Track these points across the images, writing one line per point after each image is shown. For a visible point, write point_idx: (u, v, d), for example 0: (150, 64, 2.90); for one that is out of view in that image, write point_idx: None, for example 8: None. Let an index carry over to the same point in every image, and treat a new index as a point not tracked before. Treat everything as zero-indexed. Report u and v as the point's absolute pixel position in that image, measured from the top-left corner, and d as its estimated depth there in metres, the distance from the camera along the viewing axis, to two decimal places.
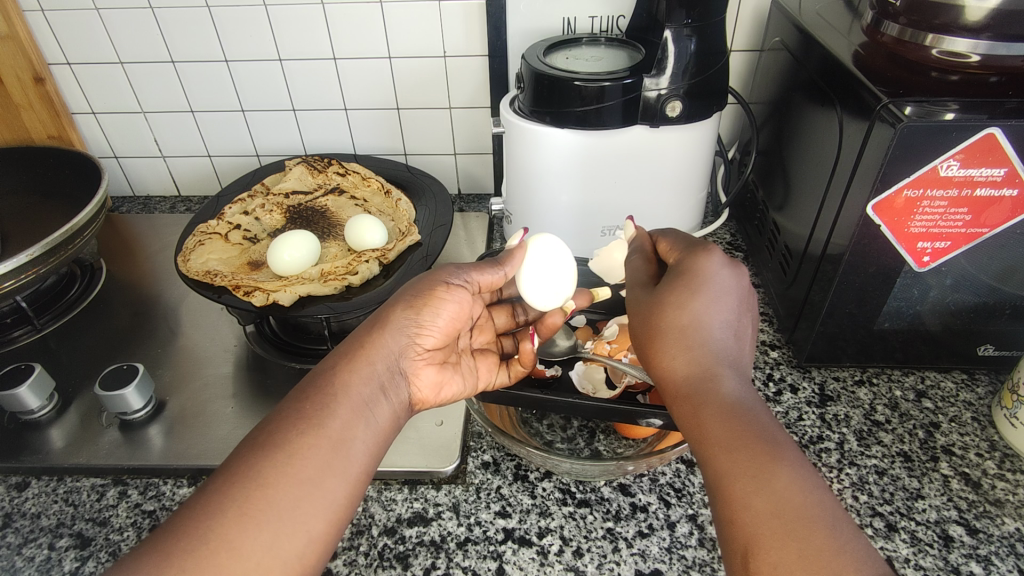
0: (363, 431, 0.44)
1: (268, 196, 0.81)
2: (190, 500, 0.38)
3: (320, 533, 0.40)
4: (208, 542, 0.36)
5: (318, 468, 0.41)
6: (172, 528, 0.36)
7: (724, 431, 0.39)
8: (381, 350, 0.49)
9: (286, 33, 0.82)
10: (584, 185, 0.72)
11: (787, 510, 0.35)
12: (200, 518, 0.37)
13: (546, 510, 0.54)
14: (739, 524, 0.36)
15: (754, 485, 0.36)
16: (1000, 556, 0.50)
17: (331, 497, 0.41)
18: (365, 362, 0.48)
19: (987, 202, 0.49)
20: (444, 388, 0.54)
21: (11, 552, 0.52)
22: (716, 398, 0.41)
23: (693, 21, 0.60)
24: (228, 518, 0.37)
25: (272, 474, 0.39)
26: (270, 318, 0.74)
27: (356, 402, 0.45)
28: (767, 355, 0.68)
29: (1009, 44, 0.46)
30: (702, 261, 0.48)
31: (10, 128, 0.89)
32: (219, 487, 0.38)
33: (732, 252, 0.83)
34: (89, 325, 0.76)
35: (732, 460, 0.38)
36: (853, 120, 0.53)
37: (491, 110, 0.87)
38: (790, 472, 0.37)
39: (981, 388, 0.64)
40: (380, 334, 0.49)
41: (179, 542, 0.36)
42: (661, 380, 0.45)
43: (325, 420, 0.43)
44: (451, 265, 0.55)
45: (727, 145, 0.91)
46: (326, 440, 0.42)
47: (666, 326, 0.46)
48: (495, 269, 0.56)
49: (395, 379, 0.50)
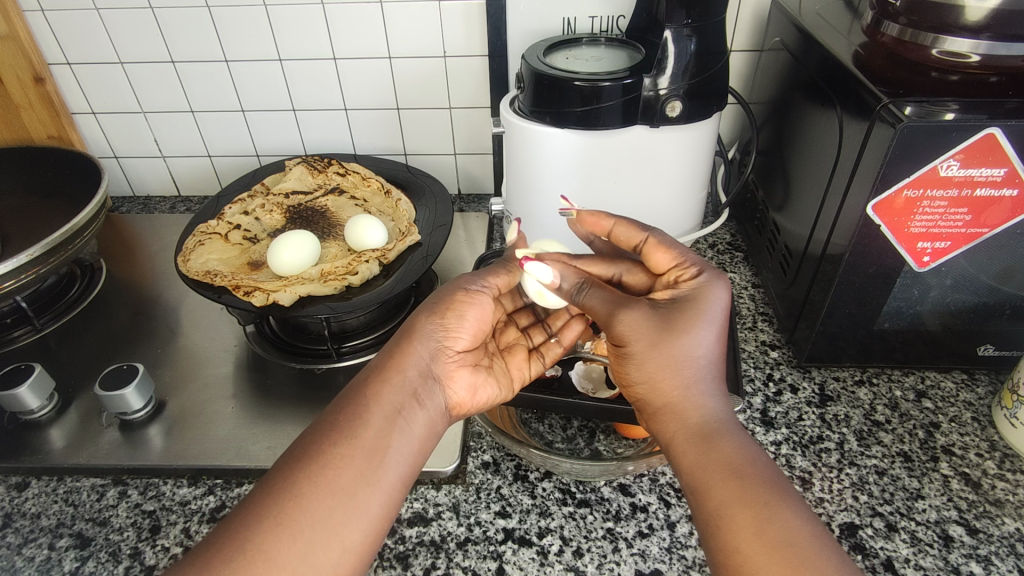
0: (397, 440, 0.44)
1: (268, 196, 0.81)
2: (231, 513, 0.39)
3: (357, 542, 0.40)
4: (244, 552, 0.37)
5: (353, 478, 0.41)
6: (213, 535, 0.37)
7: (727, 461, 0.40)
8: (411, 357, 0.49)
9: (286, 32, 0.82)
10: (584, 185, 0.72)
11: (792, 538, 0.36)
12: (237, 528, 0.38)
13: (546, 510, 0.54)
14: (740, 551, 0.37)
15: (758, 512, 0.37)
16: (1000, 556, 0.50)
17: (367, 508, 0.41)
18: (397, 371, 0.48)
19: (987, 202, 0.49)
20: (480, 390, 0.53)
21: (11, 552, 0.52)
22: (720, 432, 0.42)
23: (693, 21, 0.60)
24: (263, 530, 0.38)
25: (307, 485, 0.40)
26: (270, 318, 0.74)
27: (388, 411, 0.45)
28: (767, 355, 0.68)
29: (1009, 44, 0.46)
30: (708, 289, 0.46)
31: (10, 128, 0.89)
32: (257, 497, 0.39)
33: (732, 252, 0.83)
34: (89, 325, 0.76)
35: (735, 488, 0.39)
36: (853, 119, 0.53)
37: (491, 110, 0.87)
38: (790, 503, 0.38)
39: (981, 388, 0.64)
40: (408, 343, 0.49)
41: (217, 553, 0.36)
42: (656, 410, 0.45)
43: (359, 430, 0.43)
44: (467, 273, 0.55)
45: (727, 145, 0.91)
46: (360, 450, 0.42)
47: (672, 354, 0.44)
48: (507, 269, 0.55)
49: (429, 387, 0.49)
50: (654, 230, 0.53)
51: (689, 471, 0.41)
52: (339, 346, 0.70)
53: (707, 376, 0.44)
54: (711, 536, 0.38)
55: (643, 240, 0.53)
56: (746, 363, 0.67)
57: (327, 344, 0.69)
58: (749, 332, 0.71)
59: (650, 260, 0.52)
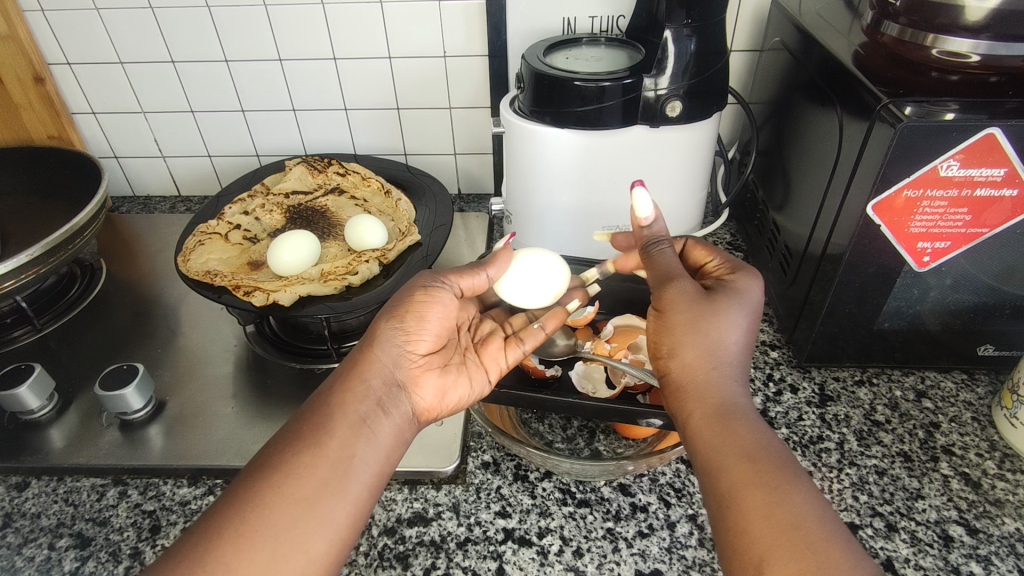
0: (363, 448, 0.44)
1: (268, 196, 0.81)
2: (192, 527, 0.39)
3: (321, 554, 0.40)
4: (203, 565, 0.37)
5: (315, 489, 0.41)
6: (175, 548, 0.38)
7: (741, 445, 0.40)
8: (375, 364, 0.49)
9: (286, 32, 0.82)
10: (584, 185, 0.72)
11: (802, 523, 0.36)
12: (197, 541, 0.38)
13: (546, 510, 0.54)
14: (749, 532, 0.37)
15: (768, 495, 0.38)
16: (1000, 556, 0.50)
17: (332, 519, 0.41)
18: (360, 381, 0.48)
19: (987, 202, 0.49)
20: (449, 392, 0.53)
21: (11, 552, 0.52)
22: (736, 415, 0.42)
23: (693, 21, 0.60)
24: (222, 542, 0.38)
25: (269, 497, 0.40)
26: (270, 318, 0.74)
27: (352, 421, 0.45)
28: (767, 355, 0.68)
29: (1009, 44, 0.46)
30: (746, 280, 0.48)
31: (9, 128, 0.89)
32: (217, 509, 0.39)
33: (732, 252, 0.83)
34: (89, 325, 0.76)
35: (750, 471, 0.39)
36: (853, 119, 0.53)
37: (491, 110, 0.87)
38: (801, 486, 0.38)
39: (981, 388, 0.64)
40: (371, 351, 0.49)
41: (176, 567, 0.37)
42: (676, 386, 0.45)
43: (323, 441, 0.43)
44: (428, 271, 0.54)
45: (727, 145, 0.91)
46: (324, 460, 0.42)
47: (707, 335, 0.44)
48: (478, 271, 0.55)
49: (393, 393, 0.49)
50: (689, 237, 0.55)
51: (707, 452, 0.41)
52: (339, 346, 0.70)
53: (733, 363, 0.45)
54: (725, 516, 0.38)
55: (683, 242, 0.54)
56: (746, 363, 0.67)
57: (327, 344, 0.69)
58: None
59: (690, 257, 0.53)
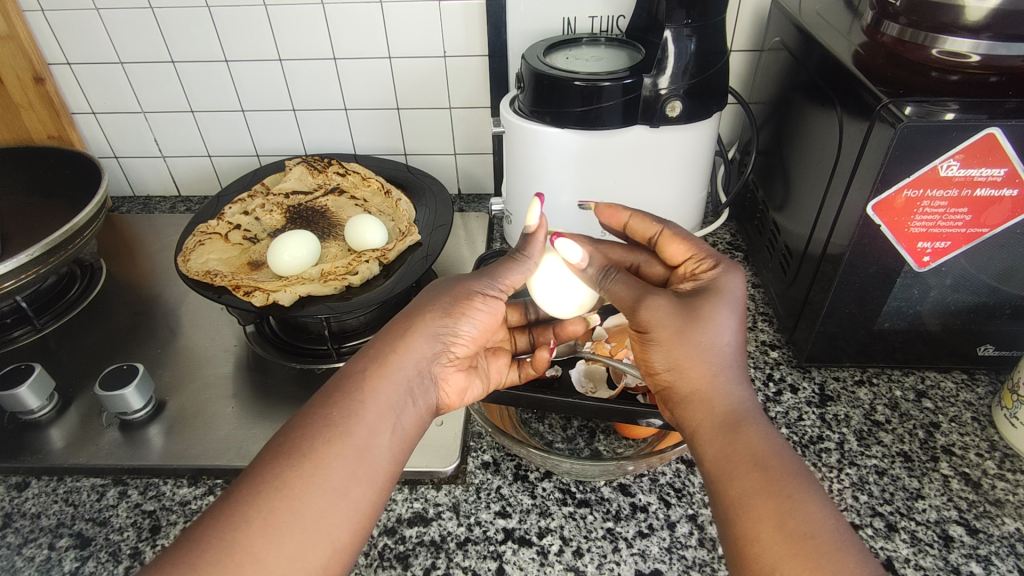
0: (388, 438, 0.44)
1: (268, 196, 0.81)
2: (212, 512, 0.37)
3: (343, 542, 0.39)
4: (229, 555, 0.36)
5: (342, 477, 0.40)
6: (196, 534, 0.36)
7: (751, 452, 0.40)
8: (412, 352, 0.48)
9: (286, 32, 0.82)
10: (584, 185, 0.72)
11: (817, 532, 0.36)
12: (221, 529, 0.36)
13: (546, 510, 0.54)
14: (763, 547, 0.36)
15: (781, 503, 0.37)
16: (1000, 556, 0.50)
17: (356, 508, 0.40)
18: (395, 367, 0.47)
19: (987, 202, 0.49)
20: (467, 391, 0.53)
21: (11, 552, 0.52)
22: (744, 421, 0.42)
23: (693, 20, 0.60)
24: (250, 531, 0.37)
25: (297, 485, 0.39)
26: (270, 318, 0.74)
27: (384, 409, 0.44)
28: (767, 355, 0.68)
29: (1009, 44, 0.46)
30: (728, 279, 0.48)
31: (10, 128, 0.89)
32: (242, 494, 0.38)
33: (732, 251, 0.83)
34: (88, 326, 0.76)
35: (768, 482, 0.38)
36: (853, 119, 0.53)
37: (491, 110, 0.87)
38: (816, 491, 0.38)
39: (981, 388, 0.64)
40: (410, 337, 0.48)
41: (200, 554, 0.35)
42: (678, 397, 0.45)
43: (351, 428, 0.42)
44: (482, 271, 0.53)
45: (727, 145, 0.91)
46: (352, 449, 0.42)
47: (699, 342, 0.44)
48: (524, 264, 0.53)
49: (424, 383, 0.49)
50: (670, 224, 0.53)
51: (714, 464, 0.41)
52: (339, 346, 0.70)
53: (731, 365, 0.44)
54: (738, 532, 0.38)
55: (659, 232, 0.53)
56: (746, 363, 0.67)
57: (327, 344, 0.69)
58: (749, 332, 0.71)
59: (664, 252, 0.53)
